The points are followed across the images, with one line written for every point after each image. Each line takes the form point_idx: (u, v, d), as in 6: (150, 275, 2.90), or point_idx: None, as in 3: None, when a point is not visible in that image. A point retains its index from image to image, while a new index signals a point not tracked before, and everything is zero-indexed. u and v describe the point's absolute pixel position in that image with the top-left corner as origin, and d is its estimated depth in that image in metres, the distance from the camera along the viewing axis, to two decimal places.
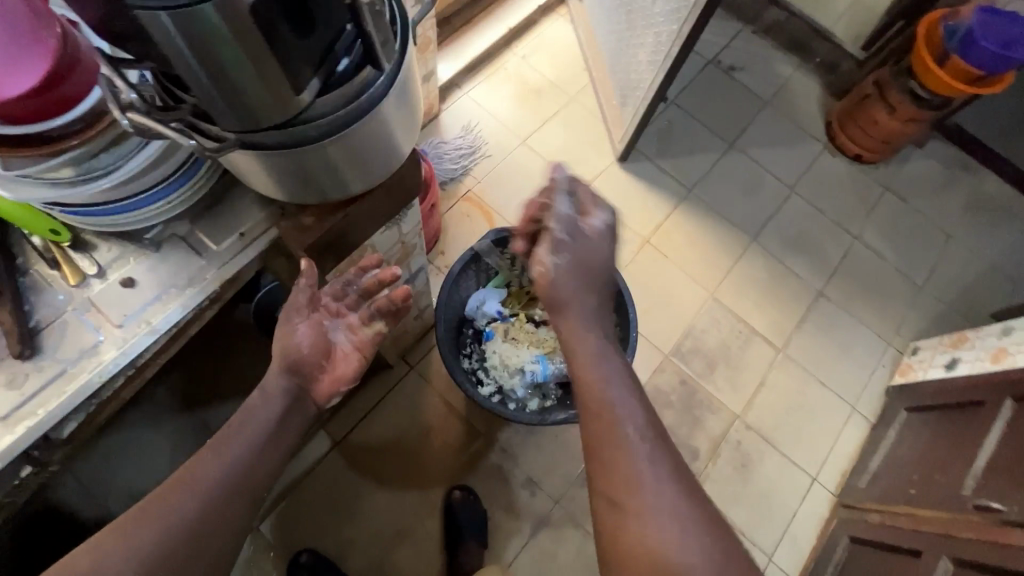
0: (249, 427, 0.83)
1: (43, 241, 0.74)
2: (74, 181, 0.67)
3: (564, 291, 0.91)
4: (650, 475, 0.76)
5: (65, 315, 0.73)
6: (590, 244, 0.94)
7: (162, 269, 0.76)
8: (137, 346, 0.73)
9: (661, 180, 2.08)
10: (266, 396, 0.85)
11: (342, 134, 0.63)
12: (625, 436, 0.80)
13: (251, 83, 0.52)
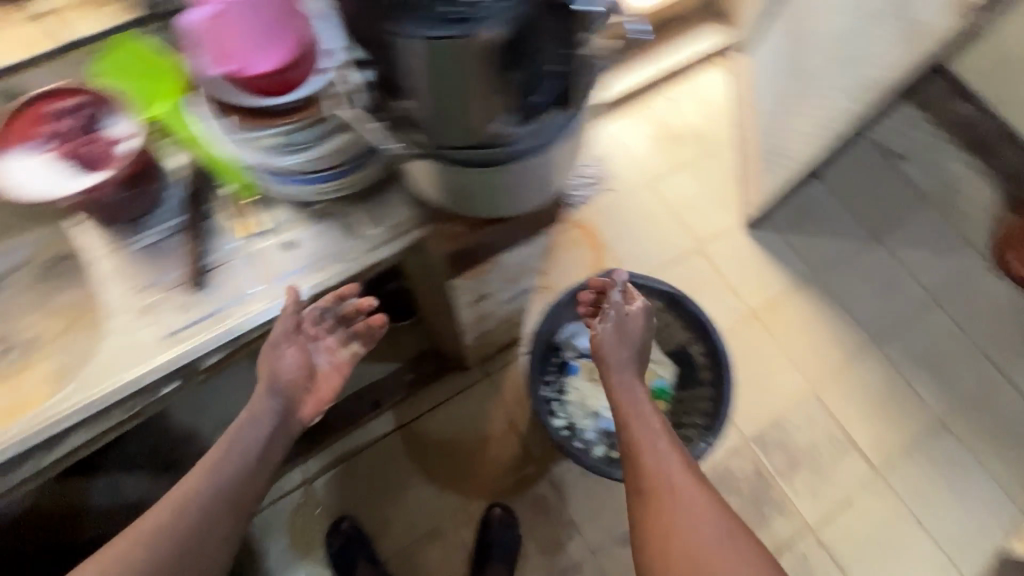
0: (236, 437, 0.88)
1: (231, 192, 0.84)
2: (275, 153, 0.77)
3: (619, 354, 1.10)
4: (706, 528, 0.93)
5: (228, 263, 0.81)
6: (629, 326, 1.12)
7: (317, 241, 0.83)
8: (281, 306, 0.80)
9: (785, 255, 1.95)
10: (253, 418, 0.89)
11: (521, 161, 0.67)
12: (684, 494, 0.96)
13: (461, 104, 0.58)
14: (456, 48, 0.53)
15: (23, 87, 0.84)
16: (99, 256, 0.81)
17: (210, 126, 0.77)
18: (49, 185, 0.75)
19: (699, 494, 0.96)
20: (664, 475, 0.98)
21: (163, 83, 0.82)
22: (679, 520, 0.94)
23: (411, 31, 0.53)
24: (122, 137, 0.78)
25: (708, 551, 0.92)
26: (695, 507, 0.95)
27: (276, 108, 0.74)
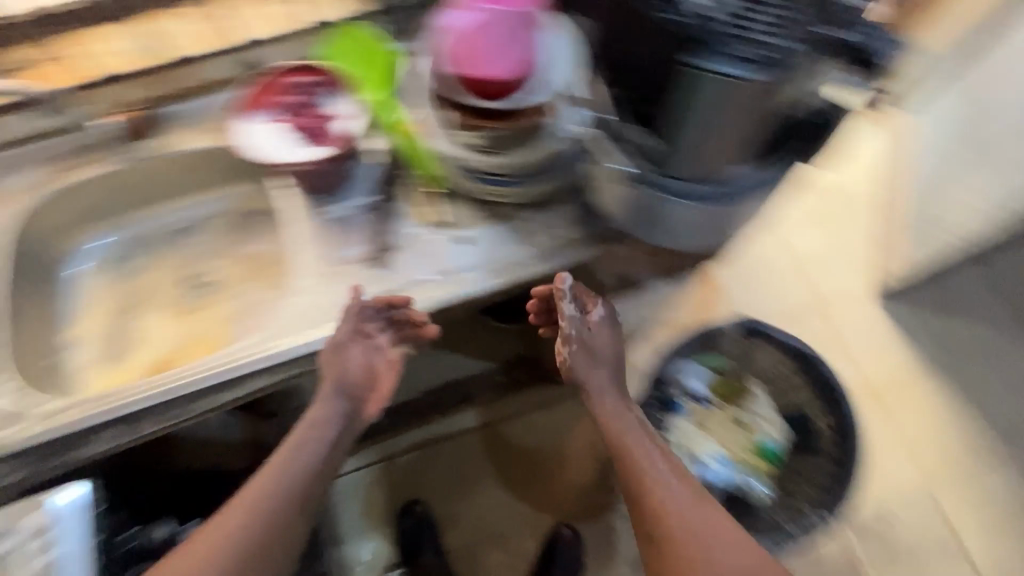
0: (298, 438, 0.84)
1: (423, 182, 0.90)
2: (485, 151, 0.79)
3: (594, 374, 0.94)
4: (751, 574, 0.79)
5: (406, 247, 0.86)
6: (599, 338, 0.95)
7: (492, 242, 0.86)
8: (451, 298, 0.83)
9: (922, 335, 1.72)
10: (322, 416, 0.86)
11: (734, 203, 0.74)
12: (716, 547, 0.80)
13: (712, 140, 0.66)
14: (752, 94, 0.61)
15: (257, 62, 0.94)
16: (297, 222, 0.89)
17: (427, 115, 0.83)
18: (279, 151, 0.82)
19: (671, 516, 0.82)
20: (685, 528, 0.81)
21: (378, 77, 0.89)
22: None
23: (702, 66, 0.60)
24: (346, 119, 0.86)
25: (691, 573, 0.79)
26: (690, 544, 0.80)
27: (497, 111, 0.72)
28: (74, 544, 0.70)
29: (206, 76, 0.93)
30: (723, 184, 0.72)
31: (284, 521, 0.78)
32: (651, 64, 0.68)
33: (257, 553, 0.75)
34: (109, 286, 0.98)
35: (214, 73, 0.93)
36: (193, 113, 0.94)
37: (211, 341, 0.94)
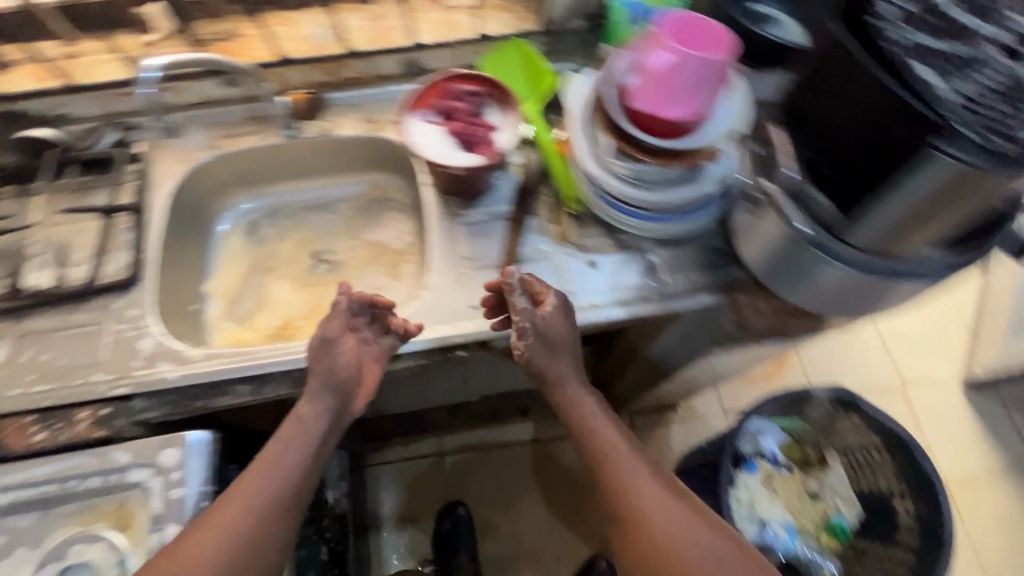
0: (289, 431, 0.74)
1: (558, 200, 0.91)
2: (639, 185, 0.82)
3: (563, 363, 0.79)
4: (724, 551, 0.68)
5: (536, 261, 0.88)
6: (556, 327, 0.78)
7: (621, 272, 0.87)
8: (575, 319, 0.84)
9: (1015, 437, 1.60)
10: (304, 416, 0.75)
11: (903, 279, 0.66)
12: (686, 527, 0.70)
13: (914, 216, 0.58)
14: (988, 184, 0.51)
15: (421, 63, 0.98)
16: (436, 219, 0.93)
17: (577, 129, 0.83)
18: (433, 151, 0.85)
19: (639, 487, 0.73)
20: (651, 505, 0.71)
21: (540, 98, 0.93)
22: (693, 562, 0.67)
23: (945, 149, 0.50)
24: (504, 139, 0.87)
25: (665, 555, 0.68)
26: (658, 523, 0.70)
27: (647, 145, 0.74)
28: (196, 488, 0.74)
29: (374, 70, 0.98)
30: (896, 261, 0.64)
31: (283, 515, 0.69)
32: (851, 135, 0.59)
33: (244, 555, 0.65)
34: (246, 249, 1.04)
35: (381, 69, 0.98)
36: (350, 102, 0.99)
37: None
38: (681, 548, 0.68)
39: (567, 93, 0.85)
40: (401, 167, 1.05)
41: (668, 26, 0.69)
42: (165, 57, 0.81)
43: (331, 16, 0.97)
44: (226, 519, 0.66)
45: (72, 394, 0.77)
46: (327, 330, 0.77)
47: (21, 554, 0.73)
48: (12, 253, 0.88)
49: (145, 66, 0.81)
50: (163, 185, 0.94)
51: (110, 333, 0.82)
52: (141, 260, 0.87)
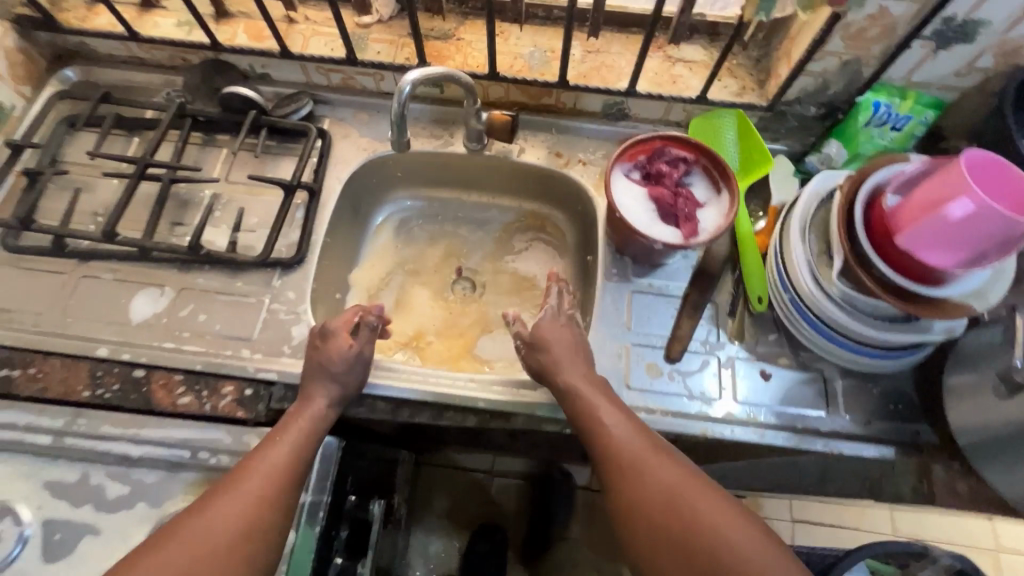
0: (297, 426, 0.68)
1: (741, 296, 0.84)
2: (850, 309, 0.73)
3: (563, 359, 0.72)
4: (695, 494, 0.59)
5: (705, 355, 0.81)
6: (552, 342, 0.73)
7: (794, 392, 0.79)
8: (737, 432, 0.77)
9: None
10: (321, 415, 0.70)
11: None
12: (654, 465, 0.62)
13: None
14: None
15: (626, 109, 0.93)
16: (606, 277, 0.87)
17: (800, 225, 0.76)
18: (630, 215, 0.80)
19: (613, 427, 0.66)
20: (620, 444, 0.64)
21: (748, 181, 0.88)
22: (658, 500, 0.60)
23: None
24: (706, 221, 0.81)
25: (634, 493, 0.61)
26: (629, 462, 0.63)
27: (883, 275, 0.66)
28: (314, 495, 0.72)
29: (575, 104, 0.93)
30: None
31: (278, 501, 0.62)
32: None
33: (254, 510, 0.61)
34: (394, 246, 1.02)
35: (582, 105, 0.94)
36: (540, 129, 0.95)
37: (464, 341, 0.96)
38: (651, 490, 0.61)
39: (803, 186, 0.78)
40: (571, 207, 0.99)
41: (968, 161, 0.60)
42: (421, 71, 0.73)
43: (548, 41, 0.93)
44: (253, 486, 0.62)
45: (222, 366, 0.76)
46: (331, 325, 0.74)
47: (141, 510, 0.73)
48: (192, 201, 0.89)
49: (404, 83, 0.72)
50: (341, 170, 0.93)
51: (267, 311, 0.81)
52: (308, 241, 0.86)
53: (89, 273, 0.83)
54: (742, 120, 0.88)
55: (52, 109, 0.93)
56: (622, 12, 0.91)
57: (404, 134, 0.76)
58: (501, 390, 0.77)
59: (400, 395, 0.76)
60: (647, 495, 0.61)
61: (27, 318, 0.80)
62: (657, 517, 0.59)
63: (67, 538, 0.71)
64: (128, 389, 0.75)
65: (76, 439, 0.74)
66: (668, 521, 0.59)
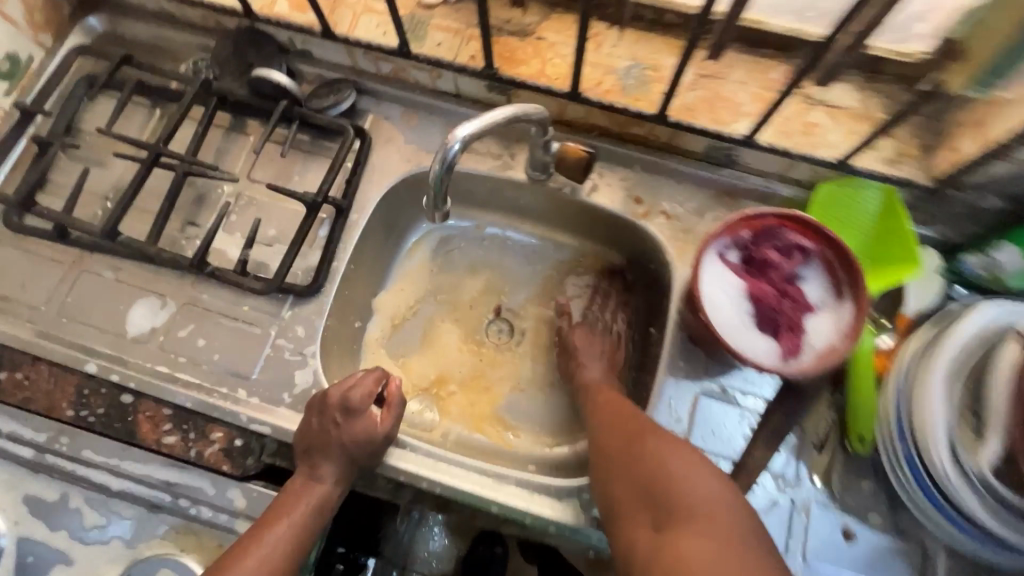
0: (292, 519, 0.58)
1: (838, 428, 0.67)
2: (992, 498, 0.57)
3: (594, 358, 0.77)
4: (652, 434, 0.61)
5: (780, 497, 0.65)
6: (587, 344, 0.79)
7: (882, 564, 0.63)
8: None
9: None
10: (326, 491, 0.62)
11: None
12: (622, 416, 0.65)
13: None
14: None
15: (734, 156, 0.74)
16: (670, 370, 0.71)
17: (949, 372, 0.60)
18: (718, 310, 0.63)
19: (602, 396, 0.70)
20: (603, 405, 0.69)
21: (884, 281, 0.67)
22: (620, 440, 0.62)
23: None
24: (816, 333, 0.62)
25: (602, 441, 0.64)
26: (604, 415, 0.67)
27: None
28: None
29: (670, 141, 0.75)
30: None
31: None
32: None
33: None
34: (429, 269, 0.88)
35: (679, 142, 0.75)
36: (621, 163, 0.78)
37: (490, 399, 0.83)
38: (615, 433, 0.63)
39: (959, 320, 0.61)
40: (640, 261, 0.82)
41: None
42: (476, 122, 0.56)
43: (650, 57, 0.74)
44: None
45: (214, 406, 0.68)
46: (353, 397, 0.64)
47: (115, 548, 0.67)
48: (208, 197, 0.78)
49: (452, 140, 0.56)
50: (378, 181, 0.79)
51: (272, 346, 0.71)
52: (328, 267, 0.74)
53: (91, 268, 0.75)
54: (889, 198, 0.68)
55: (72, 66, 0.82)
56: (759, 29, 0.69)
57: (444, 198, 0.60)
58: (519, 493, 0.65)
59: (405, 478, 0.66)
60: (611, 439, 0.63)
61: (25, 312, 0.74)
62: (616, 454, 0.61)
63: (39, 563, 0.66)
64: (113, 416, 0.68)
65: (58, 458, 0.68)
66: (624, 446, 0.61)
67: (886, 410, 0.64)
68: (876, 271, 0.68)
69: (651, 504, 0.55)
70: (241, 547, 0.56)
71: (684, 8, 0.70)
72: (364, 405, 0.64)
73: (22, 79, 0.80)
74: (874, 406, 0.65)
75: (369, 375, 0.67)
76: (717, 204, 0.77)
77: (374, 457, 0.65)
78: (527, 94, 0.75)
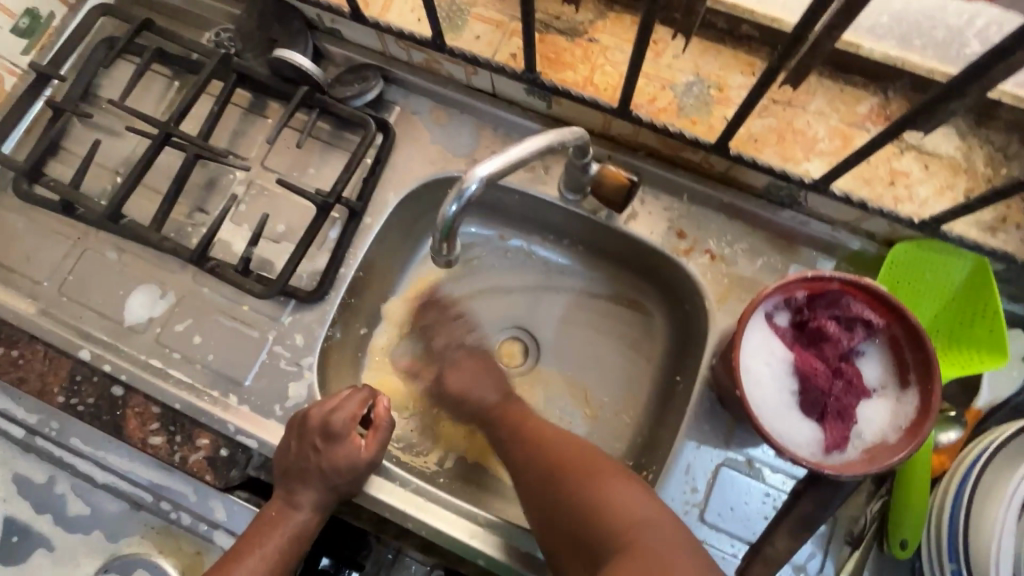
0: (265, 551, 0.56)
1: (877, 526, 0.60)
2: None
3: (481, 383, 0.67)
4: (574, 464, 0.56)
5: None
6: (465, 379, 0.67)
7: None
8: None
9: None
10: (302, 523, 0.59)
11: None
12: (543, 443, 0.60)
13: None
14: None
15: (799, 198, 0.64)
16: (692, 432, 0.64)
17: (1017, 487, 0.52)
18: (756, 383, 0.55)
19: (515, 415, 0.64)
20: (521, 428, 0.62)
21: (959, 368, 0.59)
22: (542, 474, 0.57)
23: None
24: (868, 423, 0.54)
25: (527, 479, 0.59)
26: (520, 443, 0.61)
27: None
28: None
29: (727, 172, 0.66)
30: None
31: None
32: None
33: None
34: (445, 277, 0.81)
35: (737, 174, 0.66)
36: (668, 190, 0.69)
37: None
38: (535, 468, 0.58)
39: None
40: (677, 299, 0.73)
41: None
42: (496, 161, 0.50)
43: (717, 74, 0.64)
44: None
45: (202, 411, 0.65)
46: (335, 421, 0.60)
47: (95, 540, 0.65)
48: (219, 181, 0.73)
49: (469, 180, 0.49)
50: (398, 182, 0.73)
51: (268, 352, 0.68)
52: (334, 274, 0.69)
53: (96, 246, 0.72)
54: (978, 271, 0.58)
55: (93, 27, 0.77)
56: (853, 53, 0.60)
57: (451, 237, 0.53)
58: (506, 547, 0.61)
59: (390, 513, 0.63)
60: (532, 473, 0.58)
61: (31, 287, 0.71)
62: (540, 490, 0.57)
63: (23, 544, 0.65)
64: (102, 407, 0.66)
65: (48, 442, 0.66)
66: (544, 478, 0.57)
67: (937, 517, 0.57)
68: (950, 352, 0.60)
69: (582, 543, 0.51)
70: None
71: (776, 23, 0.60)
72: (349, 426, 0.60)
73: (42, 37, 0.76)
74: (924, 509, 0.57)
75: (354, 396, 0.62)
76: (771, 248, 0.67)
77: (358, 486, 0.61)
78: (569, 103, 0.67)
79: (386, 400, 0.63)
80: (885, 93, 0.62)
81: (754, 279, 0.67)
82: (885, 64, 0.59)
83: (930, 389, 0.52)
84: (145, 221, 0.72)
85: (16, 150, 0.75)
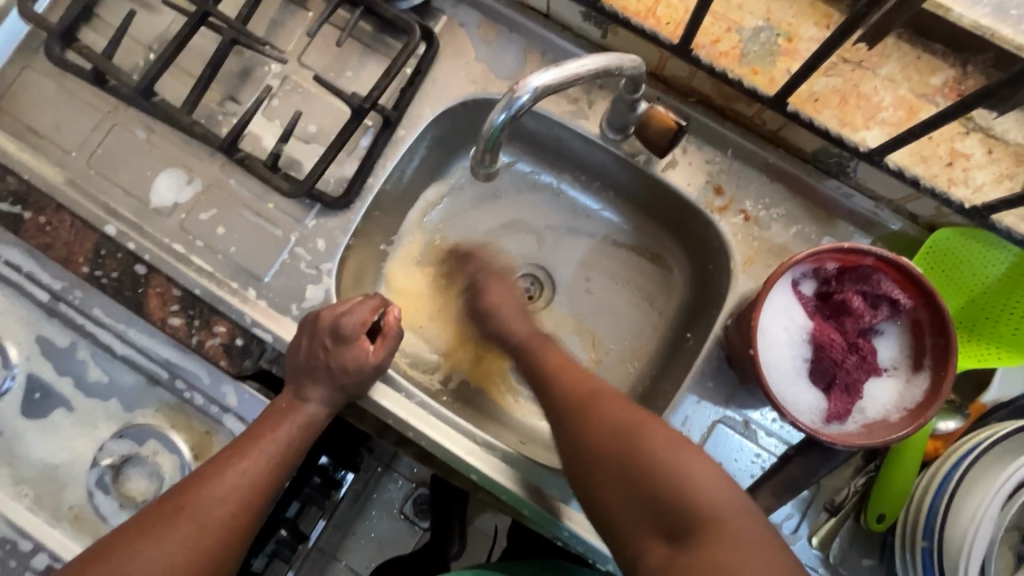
0: (276, 436, 0.58)
1: (861, 501, 0.62)
2: None
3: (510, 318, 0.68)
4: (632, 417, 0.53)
5: None
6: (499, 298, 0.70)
7: None
8: None
9: None
10: (311, 416, 0.61)
11: None
12: (605, 405, 0.54)
13: None
14: None
15: (848, 167, 0.62)
16: (695, 387, 0.65)
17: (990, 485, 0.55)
18: (770, 346, 0.55)
19: (565, 371, 0.59)
20: (553, 387, 0.59)
21: (976, 361, 0.59)
22: (607, 437, 0.52)
23: None
24: (873, 400, 0.55)
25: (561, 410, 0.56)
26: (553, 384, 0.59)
27: None
28: None
29: (779, 131, 0.63)
30: None
31: (258, 505, 0.57)
32: None
33: (241, 508, 0.55)
34: (470, 202, 0.80)
35: (788, 135, 0.64)
36: (713, 143, 0.67)
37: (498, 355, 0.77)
38: (570, 403, 0.56)
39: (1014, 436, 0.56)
40: (701, 257, 0.72)
41: None
42: (554, 72, 0.48)
43: (789, 23, 0.60)
44: (229, 488, 0.55)
45: (222, 301, 0.67)
46: (346, 324, 0.61)
47: (111, 408, 0.68)
48: (253, 72, 0.71)
49: (522, 90, 0.48)
50: (436, 97, 0.70)
51: (290, 253, 0.69)
52: (362, 183, 0.68)
53: (127, 123, 0.71)
54: (1018, 267, 0.57)
55: None
56: (942, 17, 0.57)
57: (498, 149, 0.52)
58: (502, 469, 0.64)
59: (393, 420, 0.65)
60: (572, 408, 0.56)
61: (60, 156, 0.71)
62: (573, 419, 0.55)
63: (45, 401, 0.68)
64: (125, 283, 0.67)
65: (69, 308, 0.67)
66: (576, 411, 0.55)
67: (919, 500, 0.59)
68: (971, 346, 0.60)
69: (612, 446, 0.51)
70: (225, 458, 0.56)
71: None
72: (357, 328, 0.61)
73: None
74: (907, 491, 0.60)
75: (366, 302, 0.63)
76: (808, 218, 0.66)
77: (365, 388, 0.63)
78: (625, 33, 0.63)
79: (396, 307, 0.65)
80: (964, 66, 0.58)
81: (785, 246, 0.66)
82: (971, 33, 0.56)
83: (944, 373, 0.52)
84: (177, 104, 0.71)
85: (49, 12, 0.72)
